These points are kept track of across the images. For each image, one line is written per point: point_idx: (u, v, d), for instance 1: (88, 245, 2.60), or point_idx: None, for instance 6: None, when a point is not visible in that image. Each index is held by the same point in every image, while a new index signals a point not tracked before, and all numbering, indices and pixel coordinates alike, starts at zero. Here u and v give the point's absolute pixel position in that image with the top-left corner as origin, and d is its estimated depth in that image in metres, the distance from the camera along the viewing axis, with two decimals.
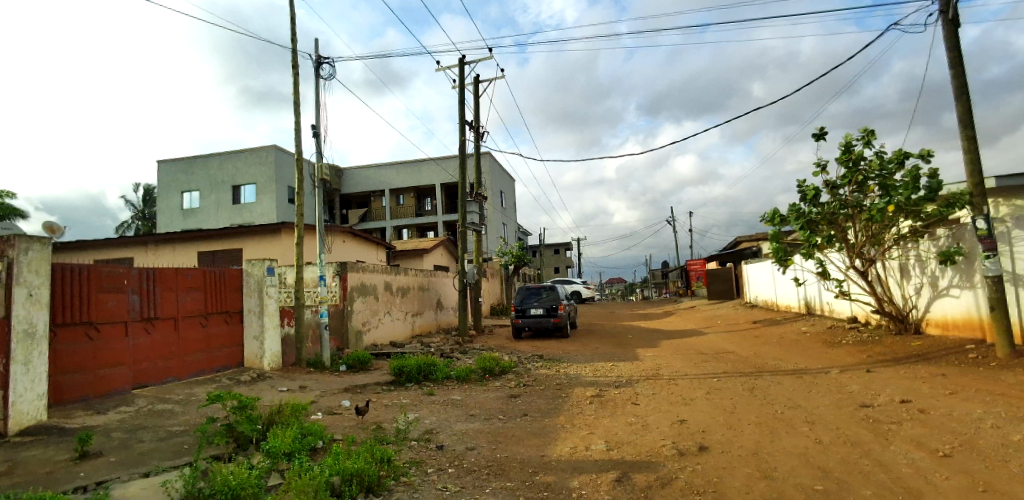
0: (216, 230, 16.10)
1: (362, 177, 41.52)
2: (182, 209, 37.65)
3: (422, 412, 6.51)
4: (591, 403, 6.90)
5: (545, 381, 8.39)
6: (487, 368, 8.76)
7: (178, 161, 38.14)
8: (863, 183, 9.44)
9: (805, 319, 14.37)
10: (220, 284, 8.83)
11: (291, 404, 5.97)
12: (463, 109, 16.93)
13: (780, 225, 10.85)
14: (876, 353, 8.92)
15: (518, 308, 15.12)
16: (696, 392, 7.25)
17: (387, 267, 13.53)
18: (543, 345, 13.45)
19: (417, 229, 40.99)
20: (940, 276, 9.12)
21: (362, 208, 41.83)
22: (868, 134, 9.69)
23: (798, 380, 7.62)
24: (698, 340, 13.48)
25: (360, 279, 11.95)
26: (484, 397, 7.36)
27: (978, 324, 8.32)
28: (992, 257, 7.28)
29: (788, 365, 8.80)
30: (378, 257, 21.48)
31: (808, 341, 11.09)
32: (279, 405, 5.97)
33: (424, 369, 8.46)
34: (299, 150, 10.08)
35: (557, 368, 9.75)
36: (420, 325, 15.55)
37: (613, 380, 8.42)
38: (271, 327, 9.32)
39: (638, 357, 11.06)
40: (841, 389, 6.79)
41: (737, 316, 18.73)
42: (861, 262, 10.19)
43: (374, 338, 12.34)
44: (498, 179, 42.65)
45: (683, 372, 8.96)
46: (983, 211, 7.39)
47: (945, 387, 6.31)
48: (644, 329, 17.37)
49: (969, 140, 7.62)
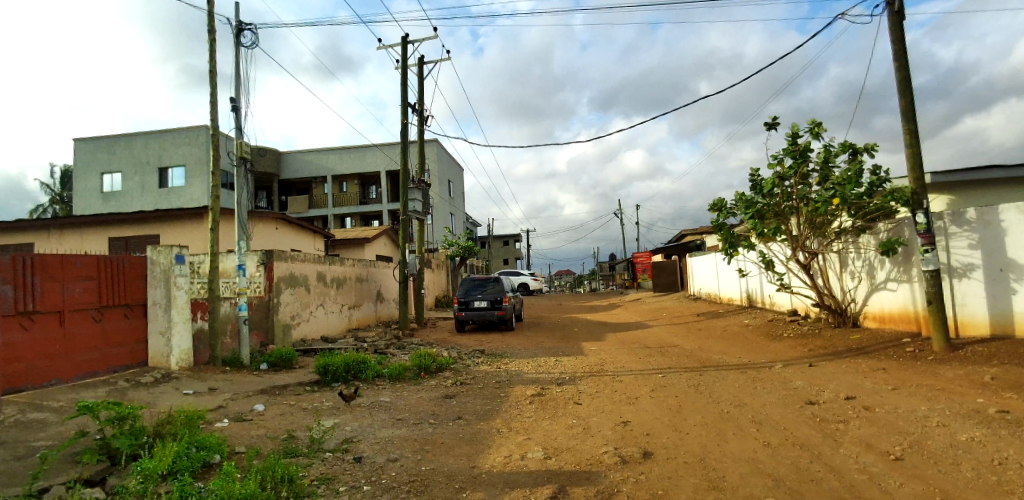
0: (127, 214, 14.41)
1: (304, 162, 39.34)
2: (100, 192, 34.21)
3: (343, 417, 5.80)
4: (532, 403, 6.44)
5: (484, 379, 7.86)
6: (423, 366, 8.14)
7: (94, 139, 34.55)
8: (809, 175, 9.51)
9: (747, 312, 14.63)
10: (118, 273, 7.59)
11: (183, 411, 5.09)
12: (406, 90, 16.00)
13: (728, 216, 10.81)
14: (817, 346, 9.01)
15: (462, 301, 14.52)
16: (642, 389, 6.95)
17: (321, 256, 12.51)
18: (488, 339, 12.95)
19: (362, 218, 39.38)
20: (878, 269, 9.35)
21: (304, 194, 39.71)
22: (816, 125, 9.73)
23: (743, 375, 7.50)
24: (644, 333, 13.39)
25: (288, 268, 10.93)
26: (417, 398, 6.72)
27: (913, 317, 8.55)
28: (931, 252, 7.40)
29: (733, 359, 8.72)
30: (316, 246, 20.17)
31: (752, 334, 11.17)
32: (170, 414, 5.05)
33: (353, 367, 7.72)
34: (214, 125, 8.90)
35: (499, 364, 9.25)
36: (358, 318, 14.68)
37: (555, 377, 8.01)
38: (182, 322, 8.18)
39: (583, 351, 10.75)
40: (785, 385, 6.67)
41: (680, 308, 18.98)
42: (804, 255, 10.31)
43: (305, 332, 11.40)
44: (447, 169, 41.67)
45: (628, 367, 8.68)
46: (923, 205, 7.50)
47: (885, 382, 6.30)
48: (591, 322, 17.23)
49: (911, 135, 7.69)
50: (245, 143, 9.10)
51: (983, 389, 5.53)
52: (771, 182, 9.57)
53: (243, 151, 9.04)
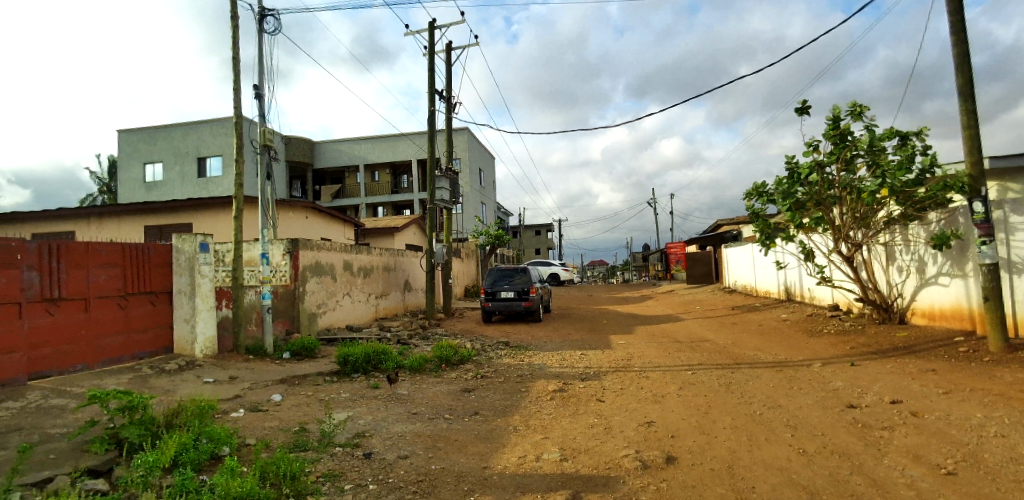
0: (164, 204, 14.91)
1: (337, 152, 39.99)
2: (147, 182, 35.74)
3: (357, 409, 5.72)
4: (552, 399, 6.21)
5: (505, 373, 7.68)
6: (444, 358, 8.02)
7: (140, 132, 36.07)
8: (853, 161, 8.81)
9: (785, 306, 13.93)
10: (143, 261, 7.76)
11: (195, 402, 5.17)
12: (433, 78, 15.84)
13: (765, 204, 10.20)
14: (860, 344, 8.41)
15: (488, 291, 14.39)
16: (668, 387, 6.61)
17: (347, 245, 12.57)
18: (513, 330, 12.78)
19: (393, 208, 39.81)
20: (929, 263, 8.62)
21: (337, 185, 40.43)
22: (855, 107, 9.02)
23: (778, 373, 7.05)
24: (675, 326, 12.92)
25: (314, 258, 11.00)
26: (434, 391, 6.59)
27: (968, 315, 7.82)
28: (988, 244, 6.71)
29: (767, 356, 8.24)
30: (346, 235, 20.43)
31: (789, 330, 10.58)
32: (181, 404, 5.16)
33: (372, 358, 7.67)
34: (239, 114, 8.92)
35: (522, 356, 9.05)
36: (385, 307, 14.75)
37: (579, 371, 7.74)
38: (206, 309, 8.33)
39: (609, 345, 10.43)
40: (825, 386, 6.21)
41: (715, 301, 18.29)
42: (847, 247, 9.63)
43: (331, 321, 11.50)
44: (478, 158, 41.56)
45: (656, 363, 8.32)
46: (980, 193, 6.79)
47: (938, 386, 5.75)
48: (620, 314, 16.81)
49: (969, 117, 6.96)
50: (269, 131, 9.09)
51: None
52: (810, 168, 8.94)
53: (267, 139, 9.04)
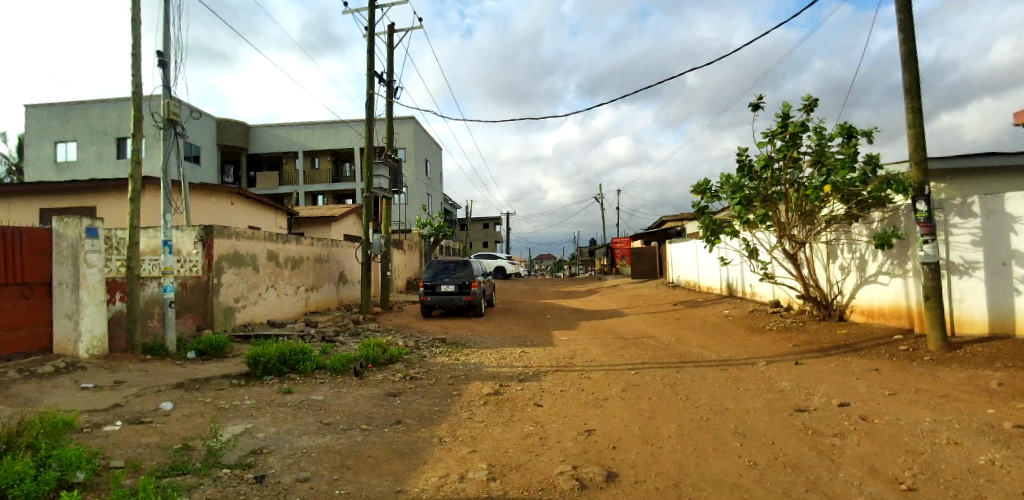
0: (56, 183, 13.09)
1: (275, 135, 37.66)
2: (52, 160, 32.04)
3: (259, 420, 4.89)
4: (486, 404, 5.63)
5: (437, 374, 7.05)
6: (370, 358, 7.30)
7: (43, 104, 32.22)
8: (800, 159, 8.81)
9: (726, 302, 14.10)
10: (13, 245, 6.21)
11: (49, 418, 3.91)
12: (373, 58, 14.82)
13: (711, 200, 10.08)
14: (803, 341, 8.39)
15: (428, 284, 13.66)
16: (612, 388, 6.22)
17: (272, 233, 11.46)
18: (454, 326, 12.15)
19: (337, 196, 38.00)
20: (869, 262, 8.76)
21: (275, 170, 38.04)
22: (810, 103, 8.99)
23: (722, 373, 6.83)
24: (620, 322, 12.72)
25: (233, 246, 9.90)
26: (355, 396, 5.86)
27: (905, 313, 7.96)
28: (931, 243, 6.77)
29: (712, 354, 8.07)
30: (278, 224, 19.00)
31: (732, 326, 10.56)
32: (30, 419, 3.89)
33: (288, 358, 6.83)
34: (135, 81, 7.67)
35: (458, 354, 8.44)
36: (317, 301, 13.68)
37: (517, 371, 7.22)
38: (93, 304, 6.92)
39: (553, 342, 10.01)
40: (770, 387, 6.00)
41: (658, 296, 18.41)
42: (791, 244, 9.68)
43: (251, 316, 10.40)
44: (426, 147, 40.41)
45: (598, 361, 7.93)
46: (924, 192, 6.82)
47: (883, 387, 5.66)
48: (565, 309, 16.53)
49: (915, 115, 6.97)
50: (174, 103, 7.92)
51: (993, 397, 4.89)
52: (759, 164, 8.85)
53: (172, 112, 7.86)
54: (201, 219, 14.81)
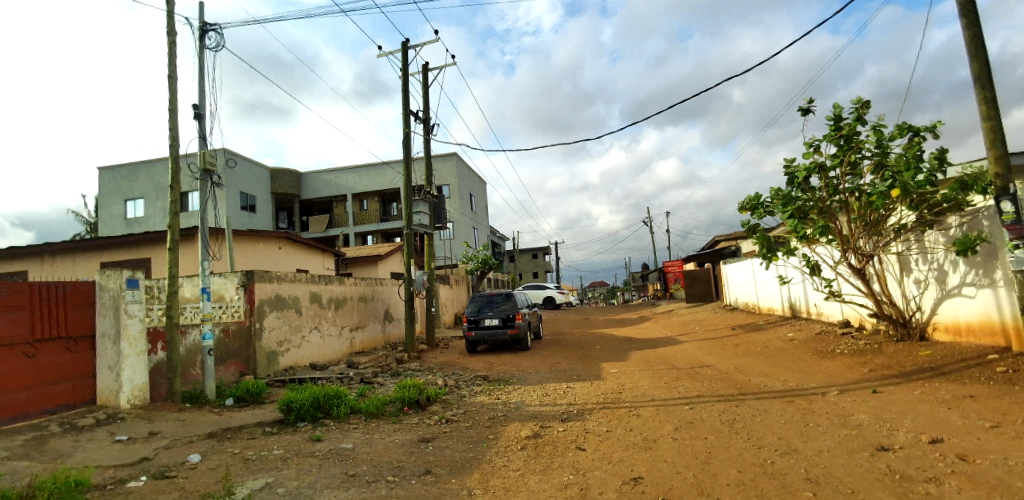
0: (121, 238, 14.05)
1: (324, 182, 39.59)
2: (127, 217, 34.89)
3: (281, 474, 4.71)
4: (523, 449, 5.18)
5: (475, 415, 6.69)
6: (406, 399, 7.03)
7: (120, 167, 35.50)
8: (858, 164, 8.08)
9: (790, 324, 12.98)
10: (58, 301, 6.58)
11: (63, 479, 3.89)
12: (407, 98, 15.24)
13: (762, 216, 9.39)
14: (879, 366, 7.43)
15: (470, 319, 13.43)
16: (662, 427, 5.62)
17: (313, 275, 11.68)
18: (497, 361, 11.76)
19: (384, 236, 39.09)
20: (950, 273, 7.75)
21: (325, 214, 39.75)
22: (862, 104, 8.28)
23: (789, 405, 6.08)
24: (673, 351, 11.91)
25: (275, 290, 10.11)
26: (385, 443, 5.57)
27: (1000, 329, 6.90)
28: (1022, 247, 5.85)
29: (776, 384, 7.27)
30: (326, 265, 19.55)
31: (797, 351, 9.60)
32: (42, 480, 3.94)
33: (323, 403, 6.71)
34: (175, 135, 8.21)
35: (499, 392, 8.05)
36: (362, 341, 13.73)
37: (559, 411, 6.72)
38: (134, 354, 7.14)
39: (599, 375, 9.42)
40: (845, 421, 5.21)
41: (716, 321, 17.27)
42: (857, 258, 8.79)
43: (295, 359, 10.49)
44: (468, 183, 41.12)
45: (648, 395, 7.31)
46: (1008, 190, 5.96)
47: (981, 417, 4.76)
48: (615, 338, 15.78)
49: (988, 105, 6.20)
50: (209, 153, 8.48)
51: None
52: (810, 172, 8.18)
53: (208, 163, 8.41)
54: (247, 264, 15.20)
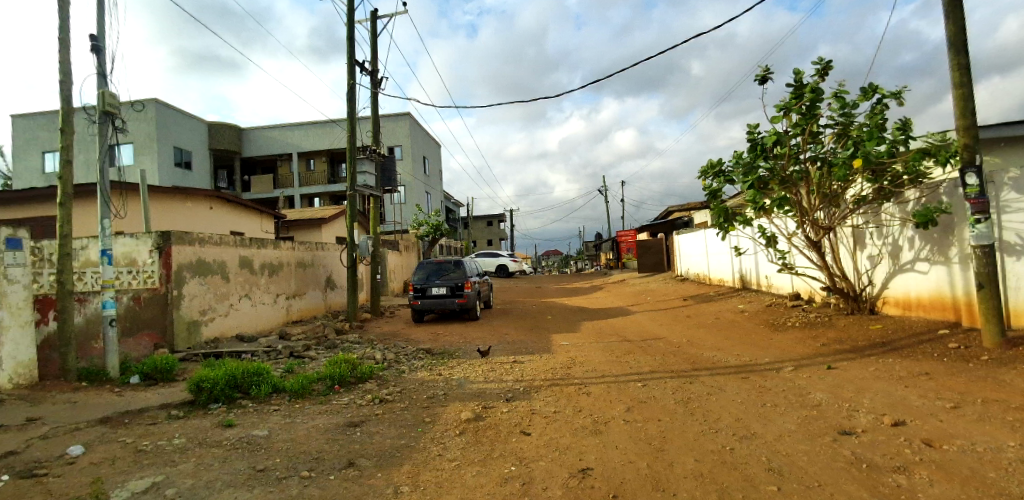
0: (15, 191, 12.25)
1: (267, 138, 36.96)
2: (38, 170, 31.28)
3: (176, 470, 3.95)
4: (462, 435, 4.64)
5: (414, 393, 6.12)
6: (336, 377, 6.34)
7: (28, 114, 31.55)
8: (819, 132, 7.83)
9: (739, 295, 13.09)
10: None
11: None
12: (352, 46, 13.89)
13: (722, 184, 9.08)
14: (830, 340, 7.37)
15: (418, 288, 12.73)
16: (615, 407, 5.24)
17: (244, 238, 10.56)
18: (445, 332, 11.20)
19: (333, 198, 37.20)
20: (904, 247, 7.74)
21: (269, 174, 37.27)
22: (823, 66, 7.94)
23: (744, 382, 5.85)
24: (625, 322, 11.73)
25: (195, 254, 9.01)
26: (307, 429, 4.90)
27: (950, 305, 6.93)
28: (984, 222, 5.72)
29: (730, 359, 7.08)
30: (264, 228, 18.16)
31: (749, 323, 9.56)
32: None
33: (241, 382, 5.94)
34: (65, 69, 6.83)
35: (443, 367, 7.52)
36: (300, 308, 12.80)
37: (506, 388, 6.24)
38: (17, 327, 6.00)
39: (551, 347, 9.03)
40: (804, 401, 4.96)
41: (667, 291, 17.35)
42: (813, 231, 8.68)
43: (222, 329, 9.55)
44: (423, 146, 39.54)
45: (600, 371, 6.95)
46: (975, 164, 5.78)
47: (939, 398, 4.61)
48: (567, 308, 15.55)
49: (961, 73, 5.92)
50: (110, 93, 7.18)
51: None
52: (775, 140, 7.85)
53: (109, 104, 7.11)
54: (165, 225, 13.57)
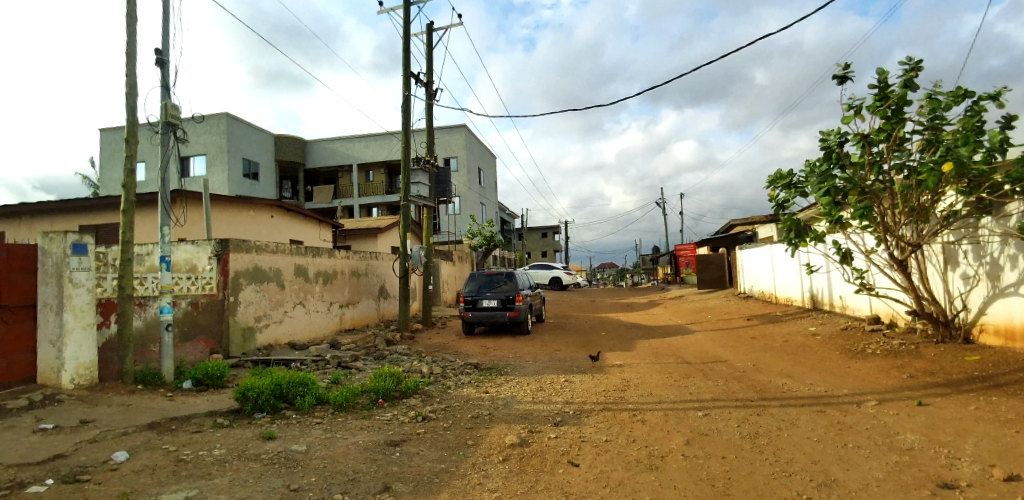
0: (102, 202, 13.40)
1: (329, 151, 38.72)
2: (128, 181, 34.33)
3: (210, 483, 3.85)
4: (505, 462, 4.31)
5: (457, 411, 5.88)
6: (380, 391, 6.20)
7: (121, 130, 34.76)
8: (905, 138, 6.98)
9: (812, 316, 11.99)
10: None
11: None
12: (408, 58, 14.14)
13: (793, 195, 8.32)
14: (918, 371, 6.47)
15: (469, 300, 12.58)
16: (673, 440, 4.74)
17: (299, 247, 10.86)
18: (492, 345, 10.95)
19: (389, 209, 38.29)
20: (1006, 269, 6.69)
21: (330, 185, 38.97)
22: (913, 64, 7.10)
23: (819, 417, 5.17)
24: (682, 341, 11.01)
25: (252, 262, 9.30)
26: (346, 446, 4.75)
27: None
28: None
29: (804, 389, 6.34)
30: (322, 237, 18.81)
31: (822, 348, 8.66)
32: None
33: (286, 392, 5.97)
34: (132, 82, 7.28)
35: (488, 384, 7.25)
36: (352, 317, 12.99)
37: (553, 411, 5.85)
38: (81, 329, 6.36)
39: (602, 366, 8.54)
40: (893, 444, 4.24)
41: (729, 309, 16.25)
42: (895, 248, 7.73)
43: (276, 336, 9.79)
44: (477, 157, 39.97)
45: (654, 396, 6.42)
46: None
47: None
48: (620, 324, 14.89)
49: None
50: (172, 104, 7.80)
51: None
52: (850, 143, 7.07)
53: (171, 115, 7.76)
54: (224, 232, 14.20)
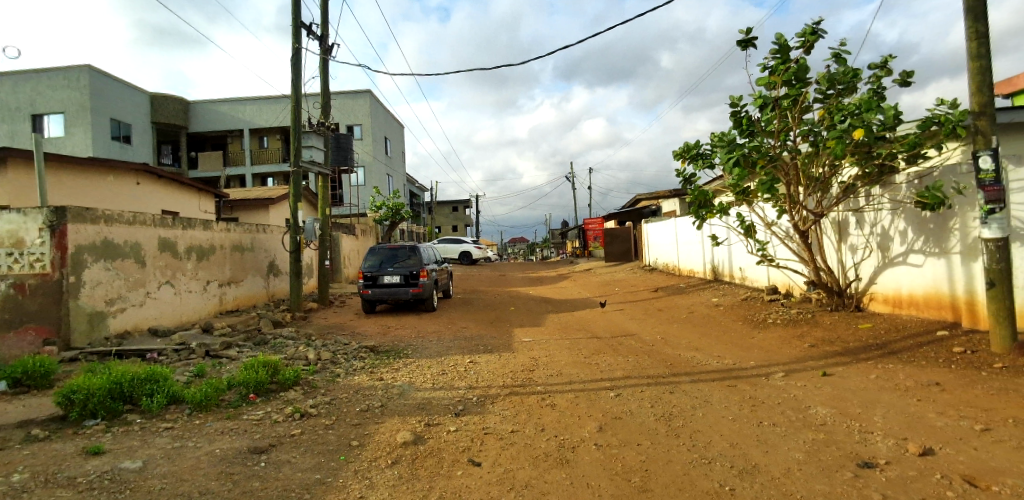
0: None
1: (218, 113, 34.53)
2: None
3: None
4: (395, 466, 3.68)
5: (346, 405, 5.12)
6: (252, 384, 5.25)
7: None
8: (806, 107, 7.13)
9: (712, 288, 12.56)
10: None
11: None
12: (298, 6, 12.42)
13: (700, 168, 8.35)
14: (820, 341, 6.72)
15: (369, 276, 11.58)
16: (588, 425, 4.41)
17: (166, 217, 9.19)
18: (397, 324, 10.17)
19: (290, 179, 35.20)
20: (895, 239, 7.21)
21: (219, 152, 34.88)
22: (811, 34, 7.21)
23: (732, 392, 5.09)
24: (593, 315, 10.96)
25: (100, 234, 7.65)
26: (197, 458, 3.83)
27: (947, 303, 6.39)
28: (999, 213, 5.15)
29: (710, 362, 6.36)
30: (204, 209, 16.54)
31: (726, 319, 8.95)
32: None
33: (126, 391, 4.83)
34: None
35: (384, 369, 6.55)
36: (235, 297, 11.47)
37: (455, 398, 5.30)
38: None
39: (509, 344, 8.17)
40: (804, 419, 4.19)
41: (634, 282, 16.76)
42: (798, 219, 8.06)
43: (136, 322, 8.26)
44: (384, 125, 37.84)
45: (563, 376, 6.12)
46: (991, 144, 5.16)
47: (964, 417, 3.90)
48: (532, 299, 14.73)
49: (979, 43, 5.28)
50: None
51: None
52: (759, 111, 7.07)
53: None
54: (63, 200, 11.69)
